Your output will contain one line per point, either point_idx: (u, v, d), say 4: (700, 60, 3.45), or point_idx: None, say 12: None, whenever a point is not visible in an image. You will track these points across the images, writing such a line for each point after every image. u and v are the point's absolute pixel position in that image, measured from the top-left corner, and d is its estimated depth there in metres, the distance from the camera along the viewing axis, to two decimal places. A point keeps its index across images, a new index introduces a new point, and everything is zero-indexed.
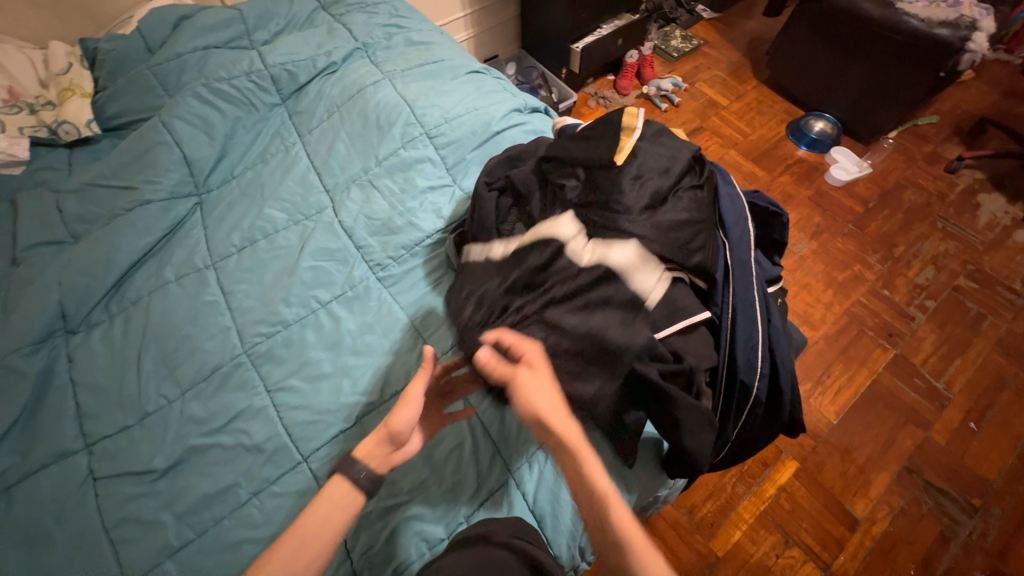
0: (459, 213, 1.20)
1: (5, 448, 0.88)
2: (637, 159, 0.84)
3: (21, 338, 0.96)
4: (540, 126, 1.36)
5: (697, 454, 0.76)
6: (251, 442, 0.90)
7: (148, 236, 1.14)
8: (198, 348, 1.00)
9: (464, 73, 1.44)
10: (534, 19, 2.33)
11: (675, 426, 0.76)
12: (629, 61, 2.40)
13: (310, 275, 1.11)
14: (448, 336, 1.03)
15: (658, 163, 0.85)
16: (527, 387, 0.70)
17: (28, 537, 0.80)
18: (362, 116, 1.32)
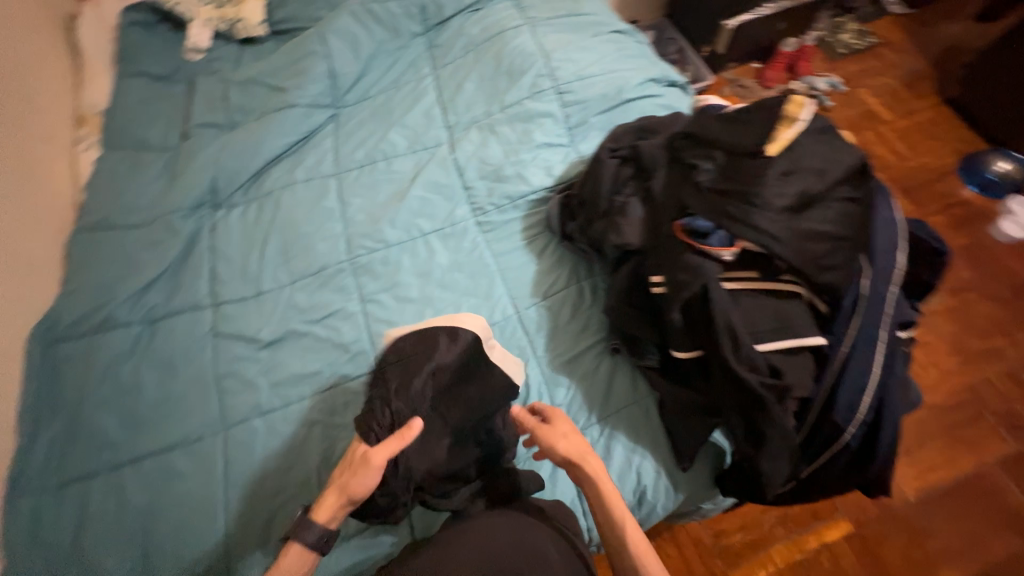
0: (568, 176, 1.17)
1: (156, 288, 1.02)
2: (787, 151, 0.76)
3: (181, 201, 1.12)
4: (675, 102, 1.26)
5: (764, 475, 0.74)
6: (339, 340, 1.00)
7: (289, 138, 1.26)
8: (311, 246, 1.11)
9: (607, 32, 1.36)
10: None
11: (749, 441, 0.74)
12: (783, 50, 2.14)
13: (417, 204, 1.16)
14: (530, 292, 1.05)
15: (811, 162, 0.75)
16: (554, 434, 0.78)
17: (162, 365, 0.94)
18: (496, 59, 1.31)
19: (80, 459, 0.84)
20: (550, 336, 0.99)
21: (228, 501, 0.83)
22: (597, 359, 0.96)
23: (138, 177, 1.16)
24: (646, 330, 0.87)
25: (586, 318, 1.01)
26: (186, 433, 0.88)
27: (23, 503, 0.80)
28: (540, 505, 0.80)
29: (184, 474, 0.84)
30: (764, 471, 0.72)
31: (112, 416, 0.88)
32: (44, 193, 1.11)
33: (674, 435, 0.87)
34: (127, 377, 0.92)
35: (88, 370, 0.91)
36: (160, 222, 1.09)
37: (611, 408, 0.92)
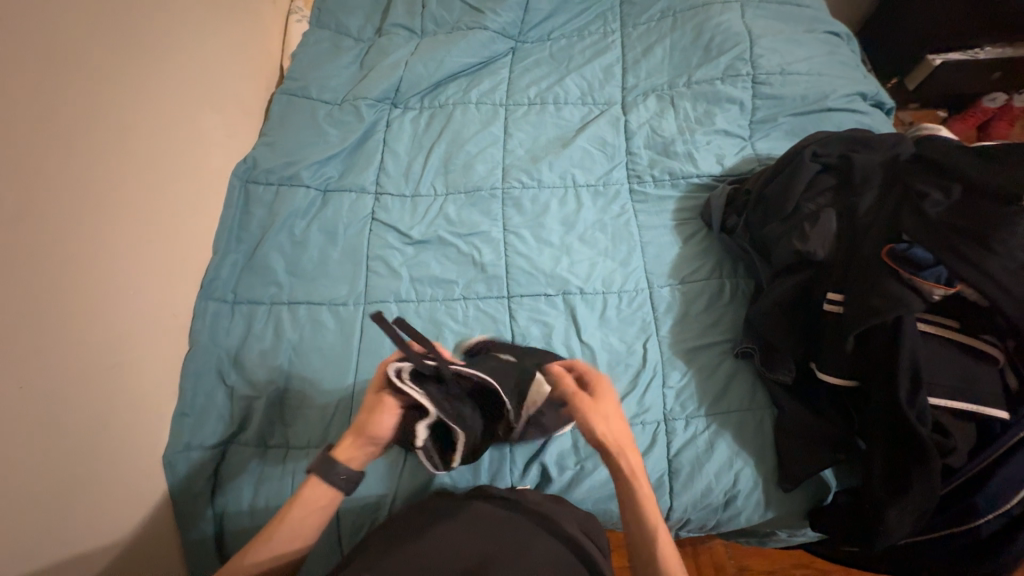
0: (741, 170, 1.11)
1: (333, 162, 1.11)
2: None
3: (369, 91, 1.19)
4: (880, 125, 1.13)
5: (882, 522, 0.73)
6: (478, 259, 1.04)
7: (471, 58, 1.27)
8: (471, 166, 1.14)
9: (822, 31, 1.24)
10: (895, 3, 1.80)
11: (882, 483, 0.73)
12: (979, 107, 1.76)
13: (578, 154, 1.16)
14: (671, 272, 1.03)
15: None
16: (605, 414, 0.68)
17: (327, 231, 1.04)
18: (695, 31, 1.24)
19: (251, 286, 0.97)
20: (677, 321, 0.98)
21: (362, 362, 0.91)
22: (720, 357, 0.94)
23: (334, 60, 1.24)
24: (792, 344, 0.84)
25: (718, 314, 0.98)
26: (334, 295, 0.97)
27: (208, 306, 0.94)
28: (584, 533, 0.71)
29: (329, 329, 0.94)
30: (888, 518, 0.72)
31: (283, 260, 1.00)
32: (258, 53, 1.23)
33: (782, 454, 0.84)
34: (299, 232, 1.03)
35: (273, 217, 1.02)
36: (349, 105, 1.17)
37: (724, 407, 0.90)
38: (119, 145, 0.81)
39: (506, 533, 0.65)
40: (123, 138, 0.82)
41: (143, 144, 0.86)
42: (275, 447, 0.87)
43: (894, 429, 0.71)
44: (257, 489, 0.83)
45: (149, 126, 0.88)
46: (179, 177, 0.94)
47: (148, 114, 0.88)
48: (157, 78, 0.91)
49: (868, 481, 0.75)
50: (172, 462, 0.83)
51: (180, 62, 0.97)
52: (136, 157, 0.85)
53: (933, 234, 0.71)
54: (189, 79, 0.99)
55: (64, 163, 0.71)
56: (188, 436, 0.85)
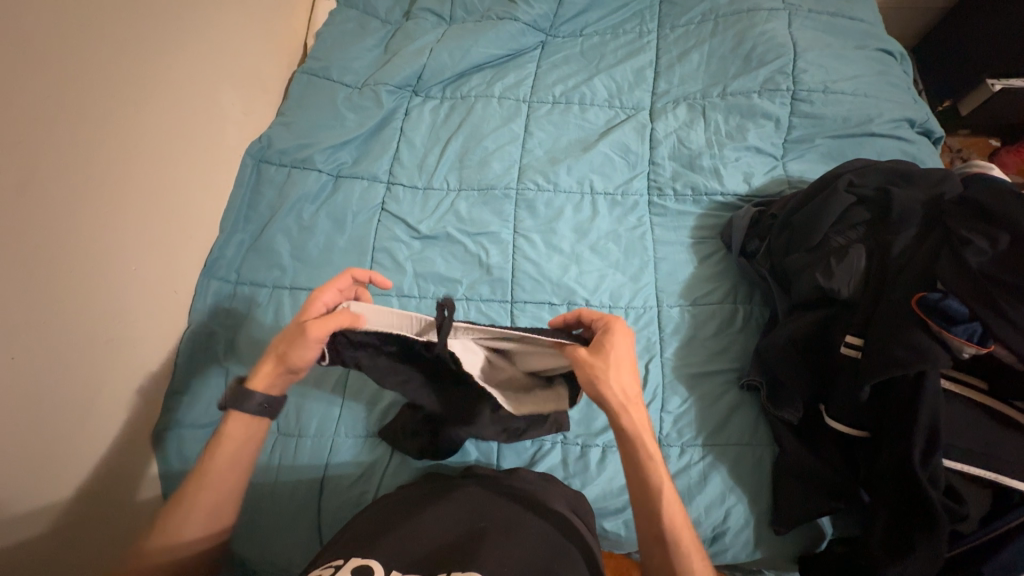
0: (769, 191, 1.05)
1: (348, 147, 1.09)
2: None
3: (391, 77, 1.16)
4: (926, 155, 1.06)
5: None
6: (484, 260, 1.01)
7: (497, 49, 1.23)
8: (487, 163, 1.11)
9: (874, 48, 1.16)
10: (958, 20, 1.67)
11: (883, 540, 0.69)
12: None
13: (598, 159, 1.11)
14: (682, 293, 0.99)
15: None
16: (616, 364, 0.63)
17: (335, 217, 1.02)
18: (736, 38, 1.17)
19: (254, 269, 0.96)
20: (683, 345, 0.94)
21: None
22: (724, 387, 0.91)
23: (359, 42, 1.21)
24: (802, 383, 0.80)
25: (728, 341, 0.94)
26: None
27: (211, 284, 0.94)
28: (564, 512, 0.67)
29: None
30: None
31: (289, 244, 0.99)
32: (282, 30, 1.21)
33: (779, 496, 0.81)
34: (307, 216, 1.01)
35: (283, 199, 1.01)
36: (369, 90, 1.14)
37: (723, 439, 0.87)
38: (131, 119, 0.80)
39: (492, 513, 0.61)
40: (135, 111, 0.81)
41: (156, 118, 0.85)
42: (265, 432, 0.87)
43: (900, 486, 0.67)
44: None
45: (163, 100, 0.87)
46: (190, 154, 0.92)
47: (163, 88, 0.87)
48: (176, 51, 0.89)
49: (867, 536, 0.71)
50: (164, 437, 0.84)
51: (200, 35, 0.95)
52: (148, 131, 0.83)
53: (972, 284, 0.65)
54: (208, 53, 0.97)
55: (71, 134, 0.70)
56: (179, 415, 0.85)
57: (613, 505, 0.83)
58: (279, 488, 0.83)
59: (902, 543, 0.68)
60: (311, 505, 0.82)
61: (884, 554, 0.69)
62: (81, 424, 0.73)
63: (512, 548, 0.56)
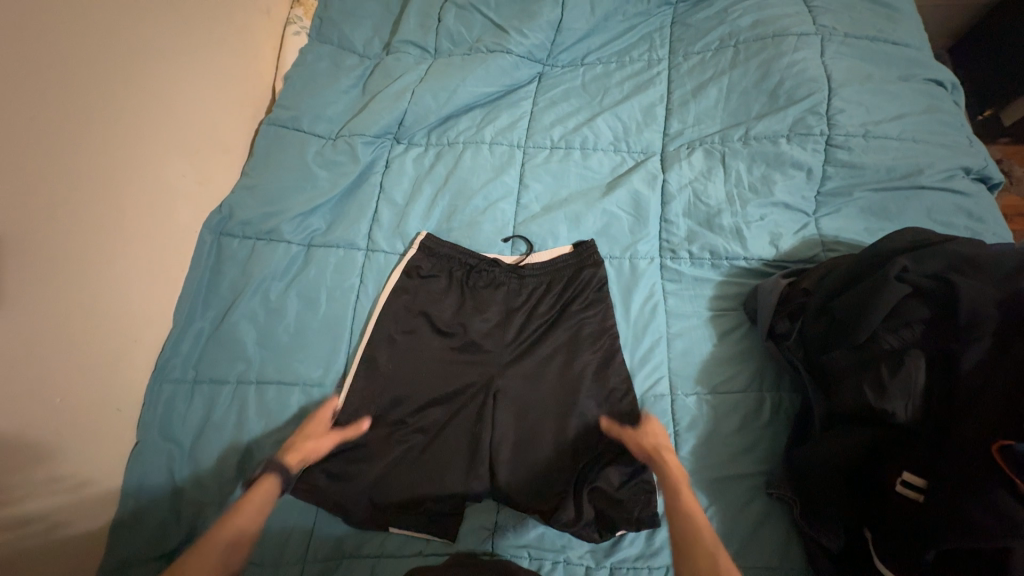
0: (800, 254, 0.92)
1: (321, 212, 0.97)
2: None
3: (368, 126, 1.03)
4: (985, 210, 0.91)
5: None
6: (475, 340, 0.90)
7: (488, 87, 1.09)
8: (477, 223, 0.99)
9: (922, 78, 1.00)
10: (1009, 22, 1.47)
11: None
12: None
13: (602, 218, 0.99)
14: (704, 379, 0.87)
15: None
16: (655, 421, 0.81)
17: (307, 296, 0.91)
18: (760, 70, 1.03)
19: (215, 362, 0.85)
20: (702, 444, 0.83)
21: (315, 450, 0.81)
22: (750, 495, 0.80)
23: (333, 83, 1.08)
24: (844, 509, 0.69)
25: (754, 438, 0.83)
26: (306, 375, 0.87)
27: (164, 388, 0.83)
28: None
29: (298, 415, 0.84)
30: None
31: (254, 329, 0.88)
32: (246, 75, 1.09)
33: None
34: (275, 297, 0.90)
35: (247, 278, 0.90)
36: (343, 142, 1.02)
37: (750, 559, 0.76)
38: (74, 218, 0.73)
39: None
40: (84, 209, 0.74)
41: (108, 212, 0.78)
42: None
43: None
44: None
45: (115, 190, 0.80)
46: (154, 243, 0.86)
47: (115, 177, 0.80)
48: (130, 134, 0.82)
49: None
50: None
51: (160, 113, 0.88)
52: (97, 228, 0.76)
53: None
54: (171, 132, 0.90)
55: (2, 252, 0.63)
56: (124, 551, 0.73)
57: None
58: None
59: None
60: None
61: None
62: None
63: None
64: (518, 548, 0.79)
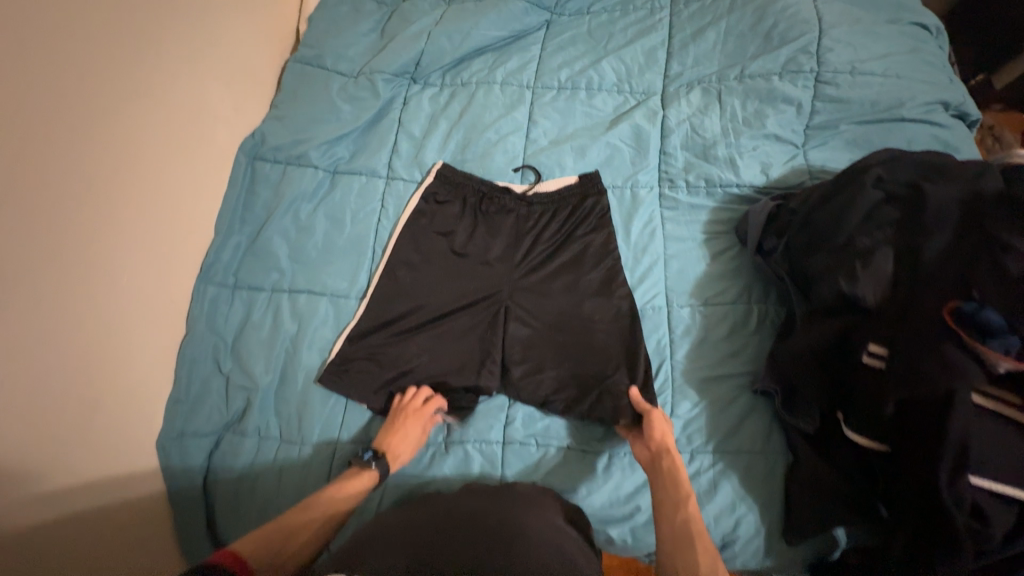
0: (789, 182, 0.99)
1: (344, 141, 1.05)
2: None
3: (387, 65, 1.10)
4: (961, 141, 0.98)
5: None
6: (487, 257, 0.98)
7: (500, 32, 1.16)
8: (489, 155, 1.07)
9: (908, 22, 1.07)
10: None
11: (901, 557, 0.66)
12: None
13: (605, 151, 1.06)
14: (698, 292, 0.95)
15: None
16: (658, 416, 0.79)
17: (333, 216, 0.99)
18: (756, 14, 1.09)
19: (252, 272, 0.95)
20: (694, 347, 0.91)
21: (342, 347, 0.90)
22: (737, 391, 0.87)
23: (354, 26, 1.15)
24: (819, 391, 0.77)
25: (741, 344, 0.91)
26: (333, 286, 0.95)
27: (208, 289, 0.93)
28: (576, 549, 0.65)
29: (327, 320, 0.93)
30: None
31: (285, 244, 0.96)
32: (272, 18, 1.15)
33: (793, 504, 0.78)
34: (304, 217, 0.99)
35: (278, 198, 0.99)
36: (364, 79, 1.09)
37: (736, 444, 0.84)
38: (125, 124, 0.80)
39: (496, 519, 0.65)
40: (135, 118, 0.82)
41: (153, 124, 0.85)
42: (269, 439, 0.86)
43: (923, 507, 0.63)
44: (250, 482, 0.84)
45: (160, 107, 0.87)
46: (192, 163, 0.93)
47: (160, 96, 0.87)
48: (172, 58, 0.90)
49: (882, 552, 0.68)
50: (166, 447, 0.85)
51: (198, 42, 0.95)
52: (143, 137, 0.84)
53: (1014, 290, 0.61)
54: (207, 61, 0.97)
55: (70, 146, 0.71)
56: (182, 424, 0.86)
57: (620, 513, 0.83)
58: (282, 492, 0.83)
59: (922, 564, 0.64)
60: None
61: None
62: (87, 432, 0.73)
63: (486, 514, 0.66)
64: (525, 437, 0.87)
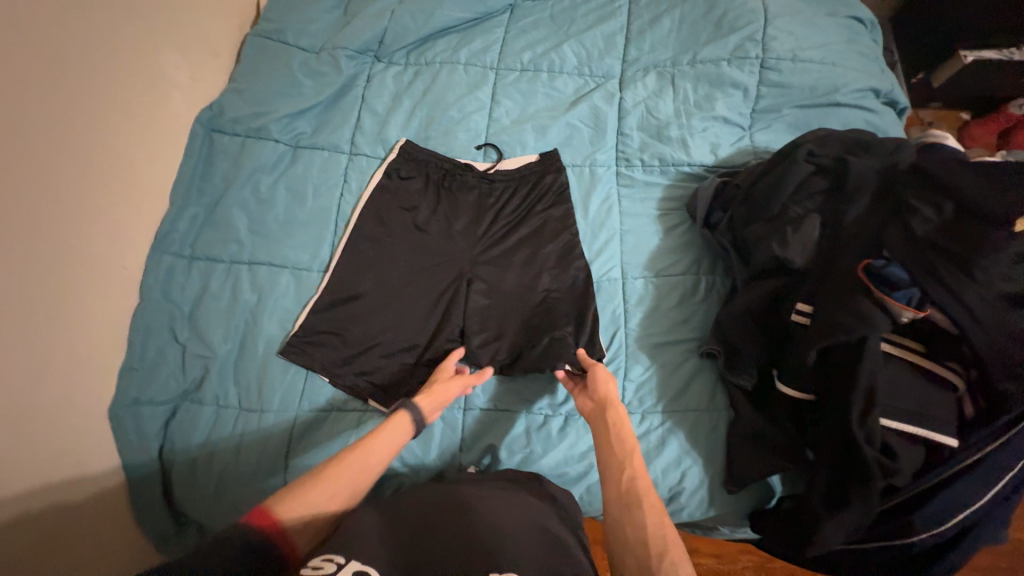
0: (735, 161, 1.05)
1: (306, 116, 1.05)
2: None
3: (350, 41, 1.10)
4: (889, 126, 1.06)
5: (817, 533, 0.73)
6: (450, 230, 0.99)
7: (464, 13, 1.17)
8: (452, 133, 1.09)
9: (845, 15, 1.14)
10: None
11: (822, 494, 0.73)
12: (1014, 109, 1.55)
13: (565, 130, 1.10)
14: (651, 265, 1.00)
15: None
16: (599, 373, 0.82)
17: (294, 190, 1.00)
18: (708, 3, 1.15)
19: (210, 243, 0.94)
20: (647, 316, 0.95)
21: (304, 319, 0.90)
22: (685, 355, 0.92)
23: (315, 3, 1.14)
24: (756, 349, 0.83)
25: (690, 311, 0.96)
26: (294, 259, 0.95)
27: (164, 259, 0.92)
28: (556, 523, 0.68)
29: (287, 292, 0.93)
30: (824, 532, 0.72)
31: (246, 217, 0.96)
32: None
33: (733, 456, 0.84)
34: (265, 190, 0.99)
35: (238, 171, 0.98)
36: (327, 55, 1.09)
37: (683, 404, 0.89)
38: (75, 89, 0.79)
39: (490, 507, 0.65)
40: (87, 83, 0.81)
41: (106, 90, 0.84)
42: (227, 408, 0.86)
43: (839, 445, 0.70)
44: (209, 450, 0.84)
45: (113, 74, 0.85)
46: (146, 133, 0.91)
47: (112, 62, 0.85)
48: (127, 26, 0.88)
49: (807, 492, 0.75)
50: (118, 416, 0.83)
51: (153, 10, 0.94)
52: (96, 103, 0.82)
53: (916, 247, 0.68)
54: (162, 30, 0.96)
55: (17, 107, 0.70)
56: (136, 394, 0.85)
57: (575, 471, 0.87)
58: (242, 460, 0.83)
59: (839, 499, 0.71)
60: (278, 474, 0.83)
61: (825, 511, 0.72)
62: (37, 400, 0.72)
63: (487, 500, 0.67)
64: (486, 403, 0.90)
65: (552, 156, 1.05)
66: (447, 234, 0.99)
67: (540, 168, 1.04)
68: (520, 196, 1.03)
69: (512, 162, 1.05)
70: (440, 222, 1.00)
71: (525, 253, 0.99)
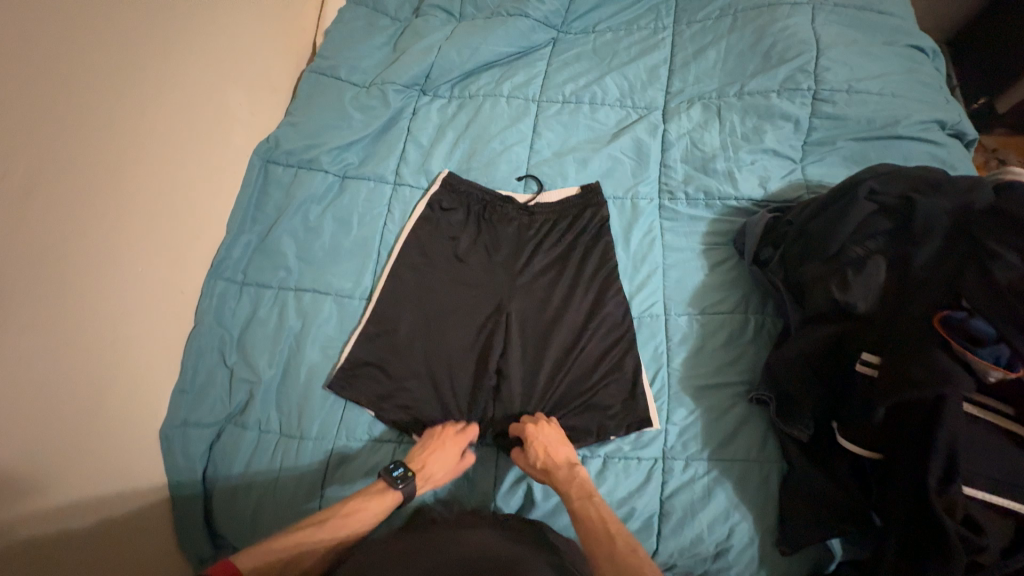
0: (786, 196, 1.01)
1: (354, 148, 1.09)
2: None
3: (398, 76, 1.14)
4: (957, 159, 1.00)
5: None
6: (489, 262, 0.99)
7: (507, 48, 1.20)
8: (493, 164, 1.10)
9: (904, 44, 1.10)
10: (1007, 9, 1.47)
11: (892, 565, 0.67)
12: None
13: (606, 162, 1.09)
14: (696, 302, 0.96)
15: None
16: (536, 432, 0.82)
17: (341, 219, 1.03)
18: (756, 34, 1.13)
19: (261, 270, 0.98)
20: (691, 356, 0.91)
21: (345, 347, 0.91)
22: (733, 399, 0.87)
23: (367, 41, 1.20)
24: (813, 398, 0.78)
25: (739, 352, 0.91)
26: (337, 287, 0.97)
27: (217, 285, 0.96)
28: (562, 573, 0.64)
29: (330, 319, 0.95)
30: None
31: (295, 245, 1.00)
32: (290, 35, 1.22)
33: (788, 513, 0.78)
34: (313, 219, 1.02)
35: (289, 200, 1.02)
36: (376, 90, 1.14)
37: (731, 453, 0.84)
38: (147, 126, 0.85)
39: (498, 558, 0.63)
40: (153, 121, 0.86)
41: (170, 127, 0.89)
42: (268, 433, 0.88)
43: (914, 513, 0.64)
44: (248, 475, 0.86)
45: (181, 112, 0.92)
46: (208, 166, 0.97)
47: (180, 101, 0.91)
48: (196, 68, 0.95)
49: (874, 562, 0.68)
50: (168, 437, 0.86)
51: (220, 53, 1.01)
52: (162, 139, 0.88)
53: (1003, 300, 0.62)
54: (227, 71, 1.03)
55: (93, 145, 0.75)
56: (185, 415, 0.88)
57: None
58: (280, 486, 0.84)
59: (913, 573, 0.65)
60: (313, 501, 0.83)
61: None
62: (93, 420, 0.75)
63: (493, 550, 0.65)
64: None
65: (594, 189, 1.04)
66: (485, 265, 0.99)
67: (581, 201, 1.04)
68: (561, 229, 1.03)
69: (553, 195, 1.05)
70: (478, 252, 1.00)
71: (563, 286, 0.98)
